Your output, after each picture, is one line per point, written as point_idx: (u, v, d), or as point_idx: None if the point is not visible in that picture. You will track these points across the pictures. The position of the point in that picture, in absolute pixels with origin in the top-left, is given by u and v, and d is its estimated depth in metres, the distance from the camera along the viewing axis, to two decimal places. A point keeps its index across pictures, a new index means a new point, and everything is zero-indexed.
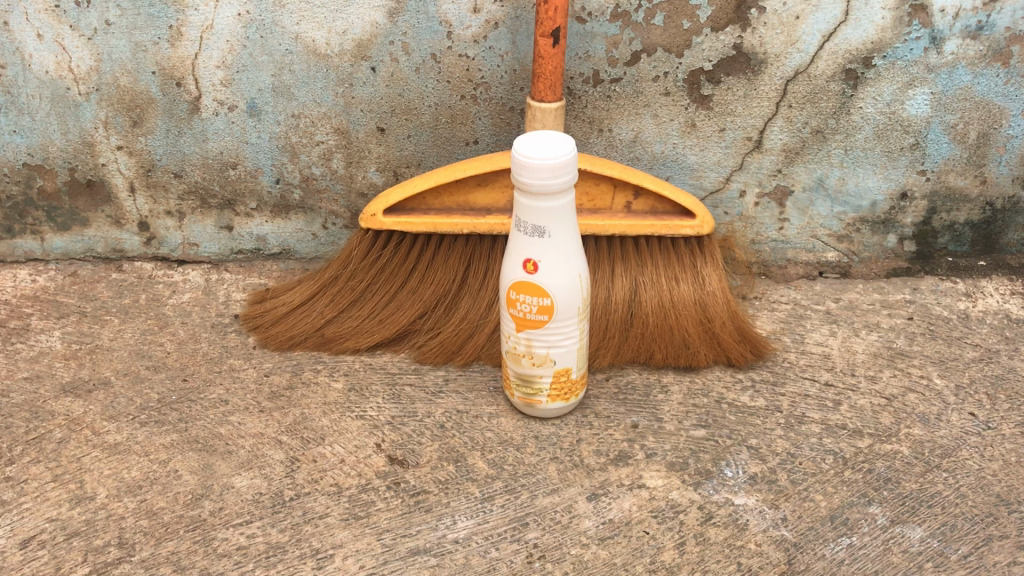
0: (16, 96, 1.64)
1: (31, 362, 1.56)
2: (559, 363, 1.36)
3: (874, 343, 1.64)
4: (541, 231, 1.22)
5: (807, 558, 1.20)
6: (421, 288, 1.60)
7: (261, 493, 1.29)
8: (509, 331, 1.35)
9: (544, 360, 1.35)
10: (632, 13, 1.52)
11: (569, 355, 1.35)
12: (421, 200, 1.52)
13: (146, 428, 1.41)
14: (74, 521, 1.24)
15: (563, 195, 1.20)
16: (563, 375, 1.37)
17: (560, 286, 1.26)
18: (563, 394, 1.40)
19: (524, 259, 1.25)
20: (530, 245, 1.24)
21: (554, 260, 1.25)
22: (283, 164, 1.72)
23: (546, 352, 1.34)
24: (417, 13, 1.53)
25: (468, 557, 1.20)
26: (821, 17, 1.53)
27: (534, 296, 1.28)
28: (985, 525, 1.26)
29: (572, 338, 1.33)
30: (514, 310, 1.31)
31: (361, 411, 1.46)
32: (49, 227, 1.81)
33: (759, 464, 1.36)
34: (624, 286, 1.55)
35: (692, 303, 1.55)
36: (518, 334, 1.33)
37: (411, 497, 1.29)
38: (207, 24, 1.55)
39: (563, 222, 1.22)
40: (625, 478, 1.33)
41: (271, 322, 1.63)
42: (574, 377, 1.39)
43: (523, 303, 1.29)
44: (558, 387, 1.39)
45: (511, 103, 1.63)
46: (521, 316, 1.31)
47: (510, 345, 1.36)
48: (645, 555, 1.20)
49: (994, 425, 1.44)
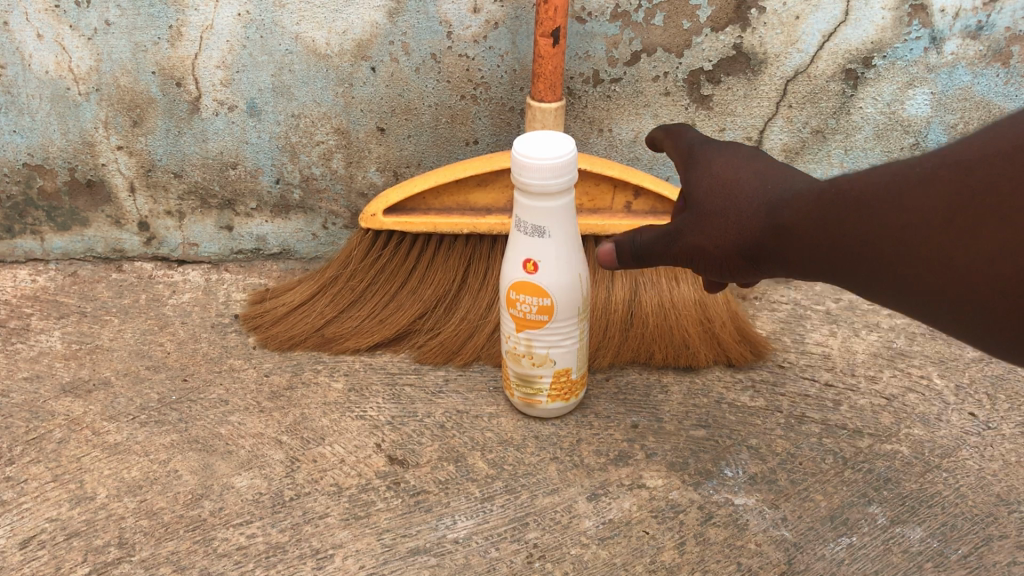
0: (16, 96, 1.63)
1: (30, 362, 1.55)
2: (560, 363, 1.36)
3: (874, 343, 1.65)
4: (541, 232, 1.22)
5: (807, 558, 1.20)
6: (421, 288, 1.61)
7: (261, 493, 1.29)
8: (508, 332, 1.35)
9: (546, 360, 1.35)
10: (633, 13, 1.51)
11: (570, 358, 1.36)
12: (421, 200, 1.52)
13: (146, 428, 1.41)
14: (74, 521, 1.24)
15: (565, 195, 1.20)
16: (562, 375, 1.37)
17: (560, 286, 1.27)
18: (563, 394, 1.40)
19: (524, 259, 1.25)
20: (532, 244, 1.24)
21: (554, 260, 1.25)
22: (283, 164, 1.73)
23: (546, 351, 1.34)
24: (417, 12, 1.53)
25: (468, 557, 1.19)
26: (821, 17, 1.53)
27: (535, 296, 1.28)
28: (986, 525, 1.25)
29: (572, 338, 1.34)
30: (513, 310, 1.31)
31: (361, 411, 1.46)
32: (49, 227, 1.81)
33: (759, 464, 1.36)
34: (624, 285, 1.57)
35: (692, 303, 1.56)
36: (518, 334, 1.34)
37: (411, 497, 1.29)
38: (208, 24, 1.55)
39: (565, 221, 1.22)
40: (625, 478, 1.32)
41: (270, 321, 1.63)
42: (575, 376, 1.39)
43: (522, 303, 1.29)
44: (558, 387, 1.39)
45: (511, 103, 1.64)
46: (520, 316, 1.31)
47: (510, 345, 1.36)
48: (646, 555, 1.20)
49: (994, 424, 1.44)
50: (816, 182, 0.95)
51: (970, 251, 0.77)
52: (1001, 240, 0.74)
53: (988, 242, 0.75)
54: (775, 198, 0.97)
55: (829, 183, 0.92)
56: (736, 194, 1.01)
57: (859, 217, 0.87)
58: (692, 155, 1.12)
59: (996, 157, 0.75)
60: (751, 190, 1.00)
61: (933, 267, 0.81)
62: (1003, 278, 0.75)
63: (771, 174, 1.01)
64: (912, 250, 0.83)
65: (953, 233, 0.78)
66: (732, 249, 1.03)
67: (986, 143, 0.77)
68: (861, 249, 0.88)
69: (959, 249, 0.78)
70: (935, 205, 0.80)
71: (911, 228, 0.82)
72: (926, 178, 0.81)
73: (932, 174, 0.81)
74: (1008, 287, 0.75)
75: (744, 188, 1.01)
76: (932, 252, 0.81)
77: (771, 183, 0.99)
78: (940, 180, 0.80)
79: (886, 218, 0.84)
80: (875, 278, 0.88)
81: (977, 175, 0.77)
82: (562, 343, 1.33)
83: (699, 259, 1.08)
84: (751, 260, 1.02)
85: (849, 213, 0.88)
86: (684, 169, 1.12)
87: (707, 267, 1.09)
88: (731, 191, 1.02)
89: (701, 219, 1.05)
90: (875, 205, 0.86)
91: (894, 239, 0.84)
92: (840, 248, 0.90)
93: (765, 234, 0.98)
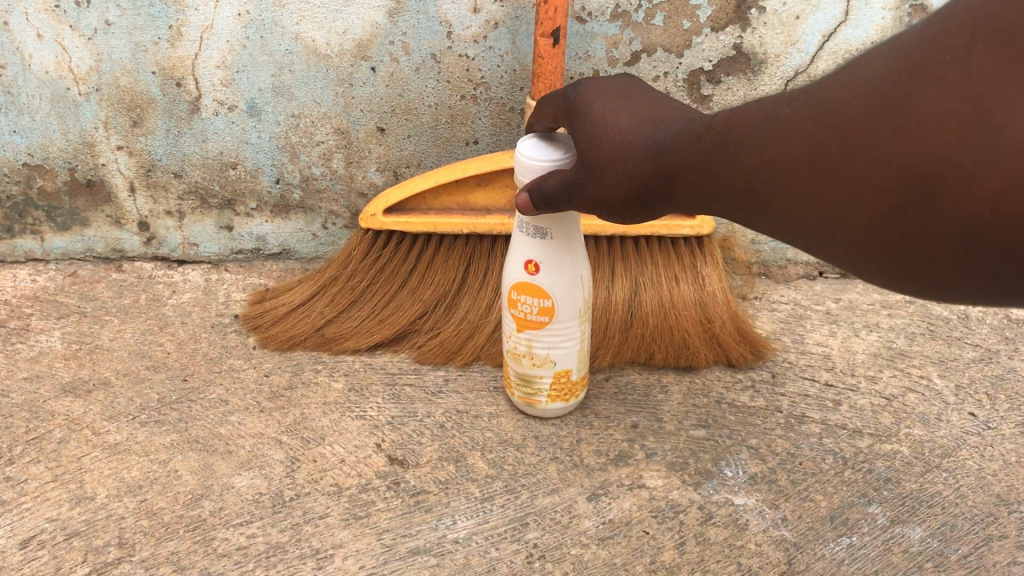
0: (16, 95, 1.63)
1: (30, 362, 1.55)
2: (559, 364, 1.36)
3: (874, 343, 1.66)
4: (541, 232, 1.22)
5: (807, 558, 1.18)
6: (421, 288, 1.61)
7: (261, 493, 1.28)
8: (509, 333, 1.36)
9: (546, 362, 1.35)
10: (633, 13, 1.53)
11: (570, 359, 1.36)
12: (421, 200, 1.53)
13: (146, 428, 1.40)
14: (74, 521, 1.22)
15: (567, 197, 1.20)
16: (562, 376, 1.37)
17: (561, 286, 1.26)
18: (563, 394, 1.40)
19: (524, 260, 1.26)
20: (533, 247, 1.24)
21: (555, 261, 1.25)
22: (283, 164, 1.73)
23: (546, 352, 1.34)
24: (417, 13, 1.54)
25: (468, 557, 1.18)
26: (821, 17, 1.56)
27: (535, 297, 1.28)
28: (986, 525, 1.25)
29: (572, 339, 1.34)
30: (514, 310, 1.32)
31: (361, 411, 1.46)
32: (49, 227, 1.81)
33: (759, 464, 1.36)
34: (624, 286, 1.56)
35: (692, 304, 1.55)
36: (519, 336, 1.34)
37: (411, 497, 1.28)
38: (208, 24, 1.55)
39: (566, 224, 1.22)
40: (625, 478, 1.32)
41: (271, 321, 1.64)
42: (575, 377, 1.39)
43: (523, 304, 1.30)
44: (558, 387, 1.39)
45: (511, 103, 1.64)
46: (521, 316, 1.31)
47: (510, 345, 1.37)
48: (645, 555, 1.18)
49: (994, 424, 1.44)
50: (696, 122, 0.90)
51: (838, 191, 0.70)
52: (863, 176, 0.68)
53: (852, 179, 0.69)
54: (657, 141, 0.92)
55: (709, 123, 0.87)
56: (617, 138, 0.97)
57: (736, 159, 0.82)
58: (571, 104, 1.07)
59: (858, 89, 0.69)
60: (636, 135, 0.95)
61: (805, 209, 0.75)
62: (874, 219, 0.68)
63: (653, 117, 0.96)
64: (785, 190, 0.76)
65: (818, 172, 0.72)
66: (627, 196, 0.98)
67: (850, 77, 0.71)
68: (743, 191, 0.82)
69: (827, 186, 0.72)
70: (798, 147, 0.74)
71: (783, 168, 0.76)
72: (793, 116, 0.75)
73: (797, 112, 0.75)
74: (880, 226, 0.68)
75: (628, 135, 0.96)
76: (805, 194, 0.74)
77: (656, 126, 0.95)
78: (807, 116, 0.73)
79: (759, 160, 0.79)
80: (761, 222, 0.83)
81: (841, 110, 0.70)
82: (562, 345, 1.33)
83: (597, 209, 1.04)
84: (647, 204, 0.97)
85: (728, 154, 0.83)
86: (568, 118, 1.07)
87: (610, 215, 1.04)
88: (613, 136, 0.98)
89: (590, 169, 1.01)
90: (745, 146, 0.81)
91: (768, 180, 0.78)
92: (726, 190, 0.85)
93: (657, 180, 0.93)
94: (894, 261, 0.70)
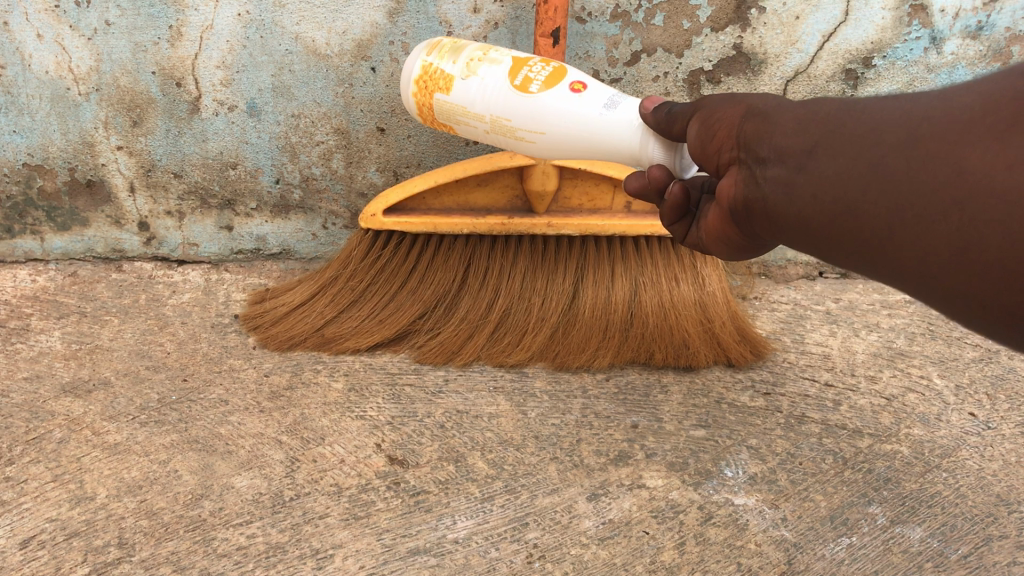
0: (16, 96, 1.63)
1: (30, 362, 1.54)
2: (458, 81, 1.27)
3: (874, 343, 1.68)
4: (608, 104, 1.15)
5: (807, 558, 1.16)
6: (421, 288, 1.66)
7: (261, 493, 1.27)
8: (511, 52, 1.28)
9: (465, 71, 1.26)
10: (633, 13, 1.53)
11: (457, 94, 1.27)
12: (421, 200, 1.56)
13: (146, 428, 1.40)
14: (74, 520, 1.21)
15: (642, 165, 1.14)
16: (442, 82, 1.28)
17: (543, 103, 1.19)
18: (424, 85, 1.30)
19: (585, 83, 1.19)
20: (601, 92, 1.17)
21: (574, 103, 1.17)
22: (283, 164, 1.73)
23: (480, 72, 1.25)
24: (417, 13, 1.55)
25: (468, 557, 1.16)
26: (820, 17, 1.57)
27: (544, 79, 1.21)
28: (986, 525, 1.23)
29: (479, 102, 1.25)
30: (538, 61, 1.24)
31: (361, 411, 1.46)
32: (49, 227, 1.81)
33: (759, 464, 1.35)
34: (624, 286, 1.62)
35: (692, 303, 1.61)
36: (506, 58, 1.26)
37: (411, 497, 1.27)
38: (207, 24, 1.55)
39: (612, 136, 1.14)
40: (625, 478, 1.31)
41: (271, 322, 1.66)
42: (434, 98, 1.30)
43: (542, 67, 1.23)
44: (433, 79, 1.29)
45: None
46: (530, 64, 1.24)
47: (500, 49, 1.29)
48: (645, 555, 1.17)
49: (994, 425, 1.44)
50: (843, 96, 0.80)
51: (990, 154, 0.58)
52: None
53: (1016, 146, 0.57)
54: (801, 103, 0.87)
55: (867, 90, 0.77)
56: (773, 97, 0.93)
57: (875, 112, 0.71)
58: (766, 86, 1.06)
59: None
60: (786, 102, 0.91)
61: (915, 175, 0.64)
62: (995, 205, 0.57)
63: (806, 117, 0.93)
64: (912, 149, 0.65)
65: (964, 133, 0.61)
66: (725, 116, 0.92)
67: None
68: (852, 143, 0.72)
69: (963, 150, 0.61)
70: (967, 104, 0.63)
71: (926, 125, 0.65)
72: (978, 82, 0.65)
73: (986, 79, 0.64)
74: (992, 213, 0.58)
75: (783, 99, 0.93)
76: (931, 156, 0.63)
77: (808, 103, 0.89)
78: (993, 79, 0.63)
79: (906, 113, 0.68)
80: (836, 192, 0.72)
81: None
82: (481, 89, 1.25)
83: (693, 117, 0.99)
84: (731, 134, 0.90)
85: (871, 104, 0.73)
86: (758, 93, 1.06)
87: (697, 132, 0.96)
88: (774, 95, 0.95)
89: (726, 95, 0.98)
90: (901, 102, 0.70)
91: (895, 137, 0.68)
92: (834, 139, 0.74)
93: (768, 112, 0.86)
94: (976, 266, 0.60)
